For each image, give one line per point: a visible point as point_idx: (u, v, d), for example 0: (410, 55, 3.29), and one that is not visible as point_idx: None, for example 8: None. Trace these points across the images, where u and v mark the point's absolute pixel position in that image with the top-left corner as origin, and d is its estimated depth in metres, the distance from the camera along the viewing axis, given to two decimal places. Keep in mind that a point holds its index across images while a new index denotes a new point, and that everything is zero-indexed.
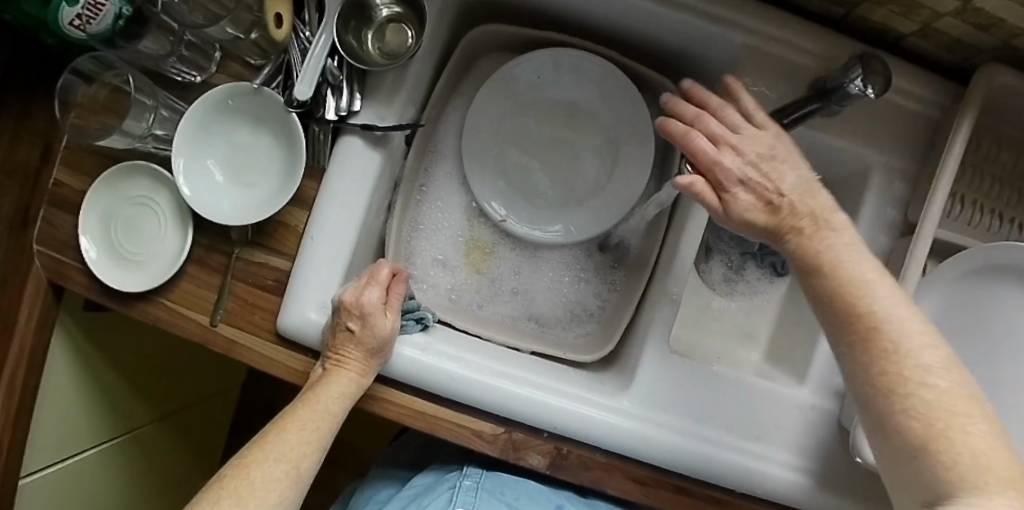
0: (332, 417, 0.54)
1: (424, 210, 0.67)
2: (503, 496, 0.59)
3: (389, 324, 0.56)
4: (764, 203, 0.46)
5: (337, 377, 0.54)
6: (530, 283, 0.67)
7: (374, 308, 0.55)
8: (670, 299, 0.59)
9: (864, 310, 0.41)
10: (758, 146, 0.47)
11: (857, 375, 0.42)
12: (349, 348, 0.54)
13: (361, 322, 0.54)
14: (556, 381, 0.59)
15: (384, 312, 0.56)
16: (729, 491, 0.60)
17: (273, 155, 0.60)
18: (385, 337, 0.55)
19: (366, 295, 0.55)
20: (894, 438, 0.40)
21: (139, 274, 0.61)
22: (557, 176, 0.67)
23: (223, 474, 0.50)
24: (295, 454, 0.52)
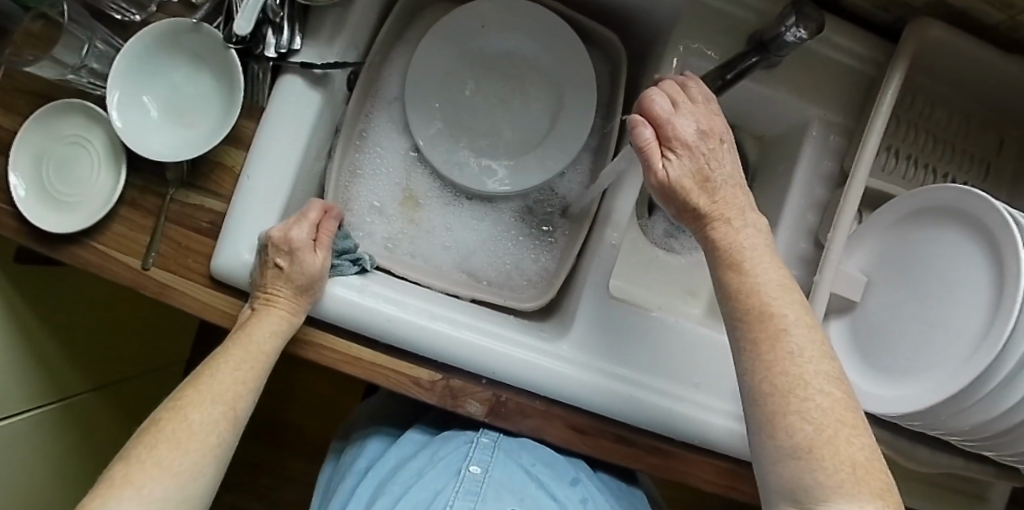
0: (265, 357, 0.53)
1: (364, 155, 0.66)
2: (519, 458, 0.58)
3: (319, 262, 0.55)
4: (699, 180, 0.44)
5: (266, 315, 0.53)
6: (469, 235, 0.66)
7: (303, 244, 0.54)
8: (610, 246, 0.59)
9: (770, 308, 0.41)
10: (710, 123, 0.45)
11: (756, 372, 0.40)
12: (281, 287, 0.53)
13: (289, 259, 0.53)
14: (494, 325, 0.59)
15: (314, 250, 0.56)
16: (669, 440, 0.60)
17: (211, 95, 0.60)
18: (314, 275, 0.54)
19: (293, 231, 0.55)
20: (781, 440, 0.38)
21: (69, 216, 0.59)
22: (502, 128, 0.67)
23: (156, 417, 0.48)
24: (230, 395, 0.50)
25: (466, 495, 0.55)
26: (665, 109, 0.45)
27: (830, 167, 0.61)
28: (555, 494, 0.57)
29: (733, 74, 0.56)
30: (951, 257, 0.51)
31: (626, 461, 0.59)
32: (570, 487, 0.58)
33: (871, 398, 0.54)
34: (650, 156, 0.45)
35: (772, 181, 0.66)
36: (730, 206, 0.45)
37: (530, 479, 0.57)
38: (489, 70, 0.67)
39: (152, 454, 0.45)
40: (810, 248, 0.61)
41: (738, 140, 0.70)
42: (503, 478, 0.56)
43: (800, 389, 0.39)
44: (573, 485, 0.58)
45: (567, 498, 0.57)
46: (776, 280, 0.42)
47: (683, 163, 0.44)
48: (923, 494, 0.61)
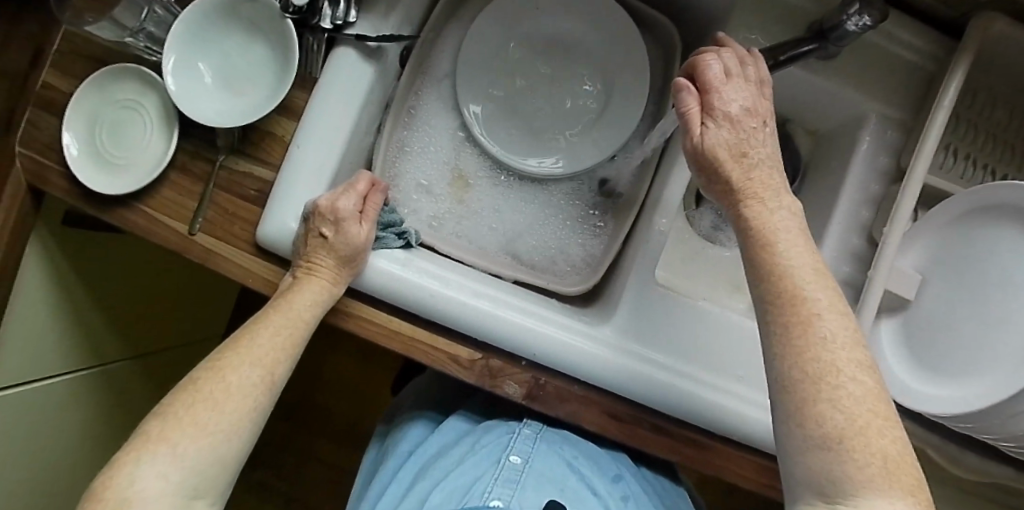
0: (304, 325, 0.52)
1: (412, 132, 0.65)
2: (560, 451, 0.56)
3: (363, 234, 0.55)
4: (736, 151, 0.45)
5: (308, 284, 0.52)
6: (514, 217, 0.65)
7: (349, 215, 0.54)
8: (658, 234, 0.58)
9: (804, 294, 0.39)
10: (756, 103, 0.46)
11: (786, 358, 0.38)
12: (324, 256, 0.53)
13: (335, 228, 0.53)
14: (536, 306, 0.58)
15: (359, 222, 0.55)
16: (710, 435, 0.58)
17: (265, 64, 0.60)
18: (358, 246, 0.54)
19: (340, 201, 0.54)
20: (810, 429, 0.37)
21: (119, 178, 0.60)
22: (551, 112, 0.66)
23: (194, 376, 0.48)
24: (269, 360, 0.50)
25: (506, 482, 0.51)
26: (718, 76, 0.46)
27: (886, 163, 0.59)
28: (596, 488, 0.55)
29: (786, 57, 0.55)
30: (1015, 257, 0.49)
31: (663, 452, 0.58)
32: (612, 483, 0.56)
33: (913, 396, 0.53)
34: (690, 120, 0.46)
35: (825, 176, 0.65)
36: (790, 190, 0.45)
37: (572, 472, 0.55)
38: (540, 52, 0.66)
39: (191, 412, 0.45)
40: (862, 245, 0.59)
41: (789, 134, 0.69)
42: (544, 468, 0.54)
43: (831, 377, 0.37)
44: (615, 481, 0.57)
45: (608, 493, 0.55)
46: (806, 264, 0.40)
47: (721, 129, 0.45)
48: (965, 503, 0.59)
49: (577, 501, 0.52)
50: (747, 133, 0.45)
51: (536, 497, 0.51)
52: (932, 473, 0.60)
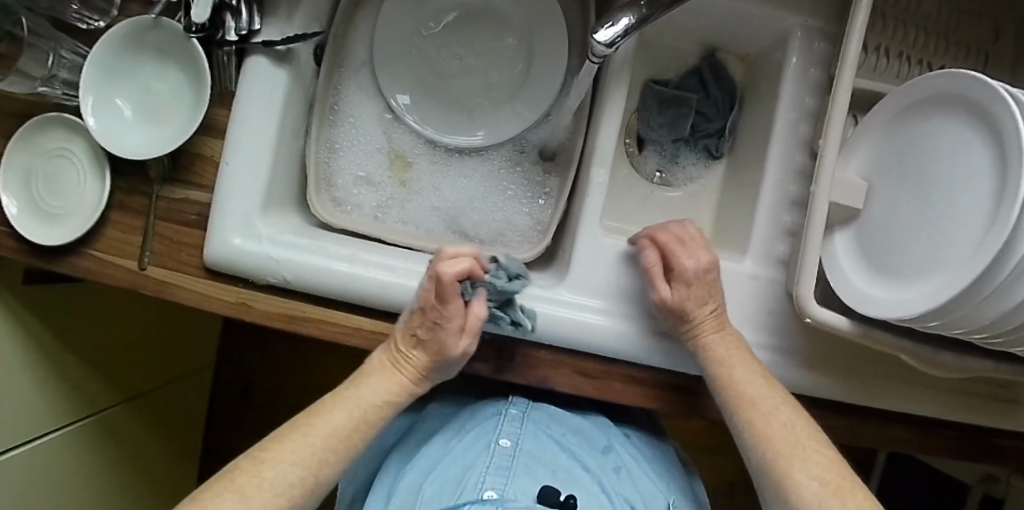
0: (364, 425, 0.48)
1: (339, 129, 0.63)
2: (549, 430, 0.57)
3: (461, 345, 0.50)
4: (682, 312, 0.52)
5: (382, 375, 0.51)
6: (457, 192, 0.63)
7: (448, 335, 0.49)
8: (595, 186, 0.57)
9: (758, 391, 0.48)
10: (711, 254, 0.54)
11: (758, 446, 0.46)
12: (389, 370, 0.51)
13: (430, 331, 0.49)
14: None
15: (461, 332, 0.50)
16: (684, 375, 0.58)
17: (181, 89, 0.59)
18: (444, 357, 0.50)
19: (453, 308, 0.49)
20: (788, 493, 0.42)
21: (62, 227, 0.60)
22: (480, 79, 0.64)
23: (233, 465, 0.44)
24: (314, 460, 0.45)
25: (497, 470, 0.51)
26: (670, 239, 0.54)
27: (818, 75, 0.58)
28: (588, 464, 0.55)
29: None
30: (956, 148, 0.48)
31: (641, 401, 0.58)
32: (603, 454, 0.57)
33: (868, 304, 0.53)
34: (655, 277, 0.54)
35: (759, 104, 0.62)
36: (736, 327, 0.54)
37: (563, 451, 0.55)
38: (458, 23, 0.65)
39: (216, 503, 0.40)
40: (807, 163, 0.58)
41: (719, 62, 0.65)
42: (534, 451, 0.54)
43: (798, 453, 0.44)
44: (606, 452, 0.57)
45: (600, 466, 0.56)
46: (757, 374, 0.50)
47: (676, 295, 0.52)
48: (947, 400, 0.60)
49: (571, 481, 0.52)
50: (705, 289, 0.52)
51: (528, 483, 0.51)
52: (914, 377, 0.59)
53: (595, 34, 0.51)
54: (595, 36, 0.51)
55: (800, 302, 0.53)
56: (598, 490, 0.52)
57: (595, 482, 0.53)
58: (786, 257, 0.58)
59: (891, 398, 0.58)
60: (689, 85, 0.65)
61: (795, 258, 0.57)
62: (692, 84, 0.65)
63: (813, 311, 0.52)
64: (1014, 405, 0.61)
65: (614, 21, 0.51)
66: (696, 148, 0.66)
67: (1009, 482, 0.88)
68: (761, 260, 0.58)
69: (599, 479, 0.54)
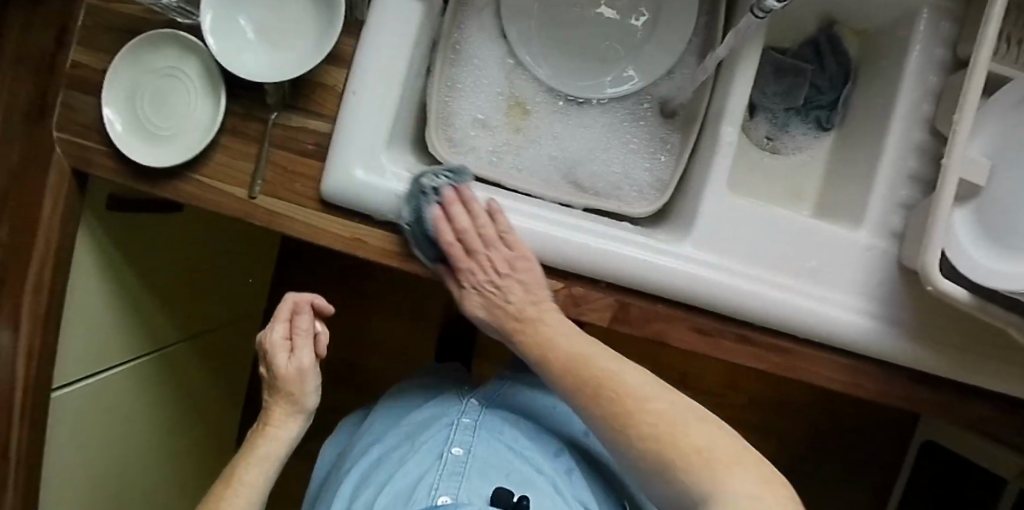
0: (258, 481, 0.56)
1: (459, 69, 0.61)
2: (502, 437, 0.58)
3: (302, 358, 0.58)
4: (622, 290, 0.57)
5: (277, 411, 0.59)
6: (575, 142, 0.62)
7: (275, 345, 0.58)
8: (725, 144, 0.56)
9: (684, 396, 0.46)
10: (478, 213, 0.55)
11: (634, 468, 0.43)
12: (272, 396, 0.59)
13: (269, 363, 0.59)
14: (612, 228, 0.57)
15: (292, 349, 0.59)
16: (791, 339, 0.59)
17: (307, 15, 0.57)
18: (296, 377, 0.58)
19: (272, 332, 0.59)
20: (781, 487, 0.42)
21: (169, 150, 0.58)
22: (602, 28, 0.63)
23: (207, 502, 0.55)
24: (252, 492, 0.55)
25: (451, 475, 0.52)
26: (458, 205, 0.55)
27: (942, 54, 0.57)
28: (540, 468, 0.55)
29: None
30: None
31: (749, 360, 0.59)
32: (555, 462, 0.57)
33: (991, 276, 0.54)
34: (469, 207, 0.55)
35: (876, 78, 0.63)
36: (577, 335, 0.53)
37: (512, 454, 0.56)
38: None
39: None
40: (928, 139, 0.58)
41: (837, 35, 0.66)
42: (486, 456, 0.55)
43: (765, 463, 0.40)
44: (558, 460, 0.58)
45: (553, 470, 0.56)
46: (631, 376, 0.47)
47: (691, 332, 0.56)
48: None
49: (524, 482, 0.53)
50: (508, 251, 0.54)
51: (483, 485, 0.51)
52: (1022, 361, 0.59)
53: None
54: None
55: (923, 271, 0.53)
56: (552, 492, 0.53)
57: (550, 486, 0.54)
58: (899, 230, 0.59)
59: (993, 378, 0.59)
60: (807, 54, 0.66)
61: (912, 231, 0.57)
62: (809, 54, 0.66)
63: (936, 281, 0.53)
64: None
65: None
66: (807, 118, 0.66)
67: None
68: (876, 231, 0.58)
69: (552, 484, 0.54)
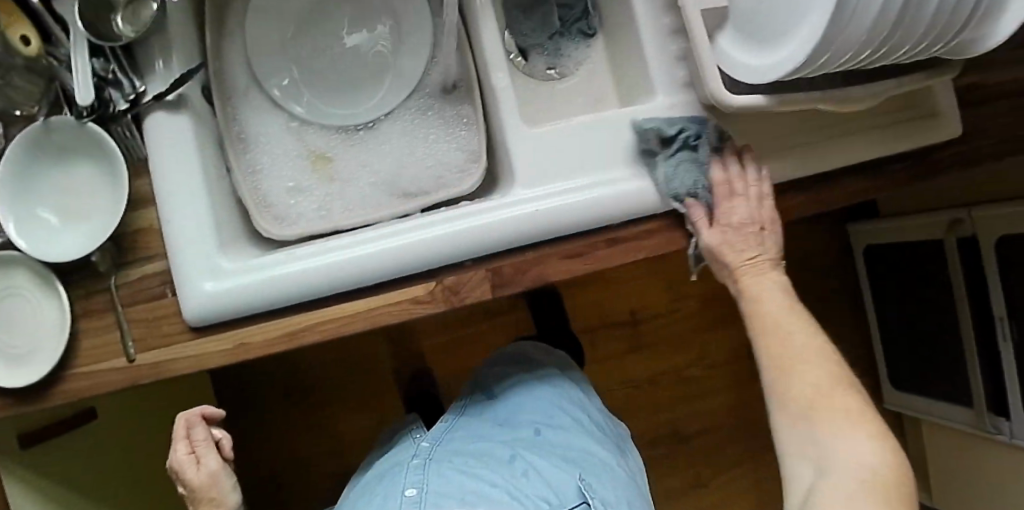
0: None
1: (252, 154, 0.64)
2: (453, 463, 0.68)
3: (211, 465, 0.59)
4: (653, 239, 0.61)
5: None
6: (386, 160, 0.65)
7: (182, 463, 0.59)
8: (502, 91, 0.60)
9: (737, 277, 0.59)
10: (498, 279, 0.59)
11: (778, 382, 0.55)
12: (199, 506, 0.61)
13: (182, 481, 0.60)
14: (448, 212, 0.60)
15: (197, 460, 0.59)
16: (655, 217, 0.62)
17: (97, 177, 0.60)
18: (207, 484, 0.59)
19: (174, 453, 0.59)
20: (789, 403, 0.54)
21: (42, 359, 0.59)
22: (356, 52, 0.67)
23: None
24: None
25: None
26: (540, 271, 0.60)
27: None
28: (495, 477, 0.66)
29: None
30: None
31: (631, 256, 0.61)
32: (510, 463, 0.69)
33: (763, 74, 0.57)
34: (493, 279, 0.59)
35: None
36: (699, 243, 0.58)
37: (465, 473, 0.66)
38: (317, 14, 0.67)
39: None
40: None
41: None
42: (437, 486, 0.64)
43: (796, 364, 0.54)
44: (512, 460, 0.70)
45: (508, 472, 0.68)
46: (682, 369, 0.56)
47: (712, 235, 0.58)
48: (877, 139, 0.68)
49: (482, 495, 0.63)
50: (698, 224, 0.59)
51: None
52: (840, 129, 0.68)
53: None
54: None
55: (716, 97, 0.57)
56: (508, 494, 0.64)
57: (504, 489, 0.65)
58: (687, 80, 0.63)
59: (835, 151, 0.66)
60: None
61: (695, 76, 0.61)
62: None
63: (729, 98, 0.57)
64: (929, 117, 0.69)
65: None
66: (573, 33, 0.70)
67: (972, 217, 0.97)
68: (670, 90, 0.62)
69: (509, 483, 0.66)
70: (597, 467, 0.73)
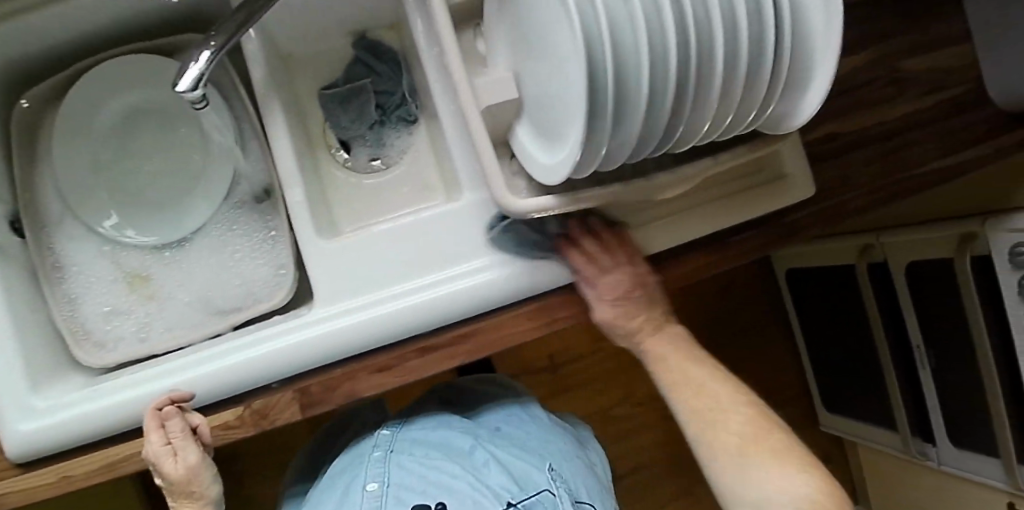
0: None
1: (68, 283, 0.64)
2: (409, 452, 0.64)
3: (182, 465, 0.55)
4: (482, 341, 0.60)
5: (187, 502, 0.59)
6: (202, 276, 0.65)
7: (158, 456, 0.54)
8: (297, 205, 0.59)
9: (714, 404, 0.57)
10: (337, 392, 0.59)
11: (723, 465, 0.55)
12: (172, 495, 0.58)
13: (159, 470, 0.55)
14: (249, 334, 0.59)
15: (174, 454, 0.55)
16: (467, 322, 0.60)
17: None
18: (186, 475, 0.56)
19: (150, 445, 0.54)
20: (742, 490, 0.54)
21: None
22: (168, 165, 0.68)
23: None
24: None
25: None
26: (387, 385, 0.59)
27: None
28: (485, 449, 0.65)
29: None
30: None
31: (443, 365, 0.60)
32: (467, 455, 0.64)
33: (550, 174, 0.52)
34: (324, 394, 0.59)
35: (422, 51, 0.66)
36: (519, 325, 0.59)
37: (430, 472, 0.61)
38: (123, 134, 0.67)
39: None
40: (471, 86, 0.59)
41: (374, 42, 0.67)
42: (398, 481, 0.60)
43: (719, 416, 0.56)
44: (470, 453, 0.64)
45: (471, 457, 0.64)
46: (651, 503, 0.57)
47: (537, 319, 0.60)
48: (719, 210, 0.62)
49: (446, 489, 0.59)
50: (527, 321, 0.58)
51: None
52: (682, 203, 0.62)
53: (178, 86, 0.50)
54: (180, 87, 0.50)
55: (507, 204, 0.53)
56: (467, 489, 0.60)
57: (468, 482, 0.61)
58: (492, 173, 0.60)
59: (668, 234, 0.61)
60: (359, 73, 0.67)
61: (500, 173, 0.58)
62: (362, 71, 0.67)
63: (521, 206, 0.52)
64: (777, 182, 0.64)
65: (183, 71, 0.50)
66: (394, 121, 0.68)
67: (881, 243, 0.94)
68: (476, 187, 0.61)
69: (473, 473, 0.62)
70: (557, 458, 0.68)
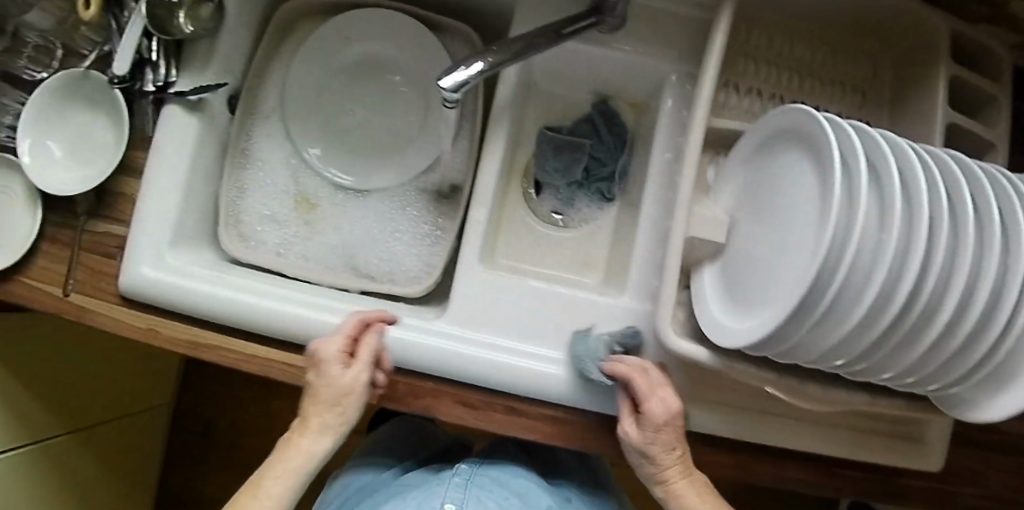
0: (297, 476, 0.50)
1: (248, 173, 0.70)
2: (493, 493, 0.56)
3: (354, 373, 0.51)
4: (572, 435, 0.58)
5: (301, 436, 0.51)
6: (356, 230, 0.70)
7: (330, 360, 0.51)
8: (475, 223, 0.60)
9: None
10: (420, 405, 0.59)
11: None
12: (305, 408, 0.51)
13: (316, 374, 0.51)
14: (369, 306, 0.61)
15: (350, 361, 0.51)
16: (563, 408, 0.59)
17: (106, 131, 0.65)
18: (344, 386, 0.51)
19: (330, 343, 0.52)
20: None
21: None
22: (377, 121, 0.73)
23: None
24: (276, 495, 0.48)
25: None
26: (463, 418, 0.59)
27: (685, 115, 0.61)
28: None
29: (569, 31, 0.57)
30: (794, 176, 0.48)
31: (522, 432, 0.59)
32: None
33: (723, 335, 0.52)
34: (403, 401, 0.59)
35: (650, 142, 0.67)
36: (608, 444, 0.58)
37: None
38: (355, 77, 0.73)
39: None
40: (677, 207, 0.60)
41: (611, 109, 0.69)
42: None
43: None
44: None
45: None
46: None
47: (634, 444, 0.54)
48: (847, 440, 0.60)
49: None
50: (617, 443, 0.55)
51: None
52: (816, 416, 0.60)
53: (442, 82, 0.52)
54: (443, 84, 0.52)
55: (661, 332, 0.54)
56: None
57: None
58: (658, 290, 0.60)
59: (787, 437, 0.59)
60: (583, 130, 0.68)
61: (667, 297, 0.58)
62: (586, 129, 0.69)
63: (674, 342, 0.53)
64: (916, 445, 0.61)
65: (451, 71, 0.53)
66: (591, 191, 0.68)
67: None
68: (639, 294, 0.60)
69: None
70: None
